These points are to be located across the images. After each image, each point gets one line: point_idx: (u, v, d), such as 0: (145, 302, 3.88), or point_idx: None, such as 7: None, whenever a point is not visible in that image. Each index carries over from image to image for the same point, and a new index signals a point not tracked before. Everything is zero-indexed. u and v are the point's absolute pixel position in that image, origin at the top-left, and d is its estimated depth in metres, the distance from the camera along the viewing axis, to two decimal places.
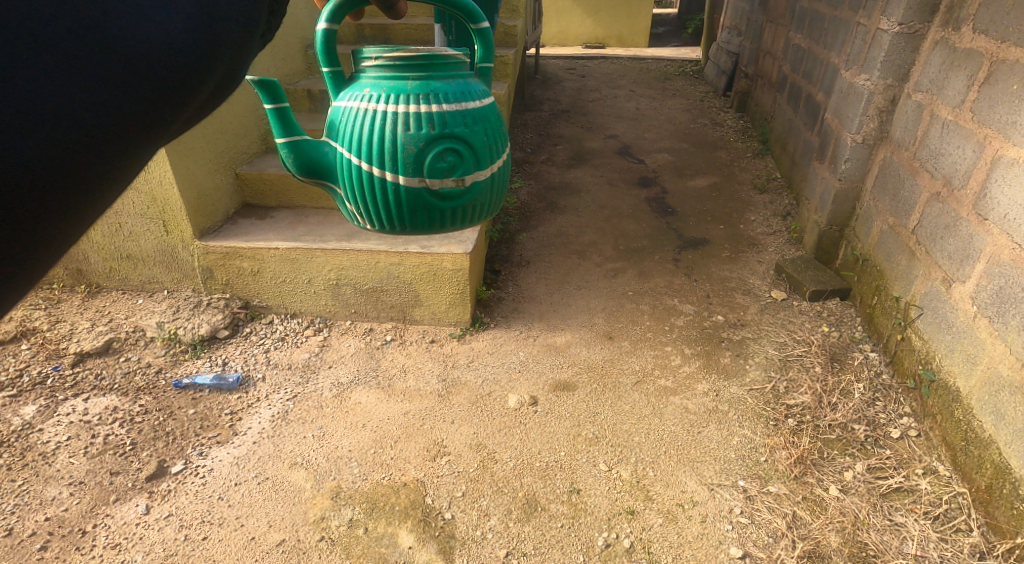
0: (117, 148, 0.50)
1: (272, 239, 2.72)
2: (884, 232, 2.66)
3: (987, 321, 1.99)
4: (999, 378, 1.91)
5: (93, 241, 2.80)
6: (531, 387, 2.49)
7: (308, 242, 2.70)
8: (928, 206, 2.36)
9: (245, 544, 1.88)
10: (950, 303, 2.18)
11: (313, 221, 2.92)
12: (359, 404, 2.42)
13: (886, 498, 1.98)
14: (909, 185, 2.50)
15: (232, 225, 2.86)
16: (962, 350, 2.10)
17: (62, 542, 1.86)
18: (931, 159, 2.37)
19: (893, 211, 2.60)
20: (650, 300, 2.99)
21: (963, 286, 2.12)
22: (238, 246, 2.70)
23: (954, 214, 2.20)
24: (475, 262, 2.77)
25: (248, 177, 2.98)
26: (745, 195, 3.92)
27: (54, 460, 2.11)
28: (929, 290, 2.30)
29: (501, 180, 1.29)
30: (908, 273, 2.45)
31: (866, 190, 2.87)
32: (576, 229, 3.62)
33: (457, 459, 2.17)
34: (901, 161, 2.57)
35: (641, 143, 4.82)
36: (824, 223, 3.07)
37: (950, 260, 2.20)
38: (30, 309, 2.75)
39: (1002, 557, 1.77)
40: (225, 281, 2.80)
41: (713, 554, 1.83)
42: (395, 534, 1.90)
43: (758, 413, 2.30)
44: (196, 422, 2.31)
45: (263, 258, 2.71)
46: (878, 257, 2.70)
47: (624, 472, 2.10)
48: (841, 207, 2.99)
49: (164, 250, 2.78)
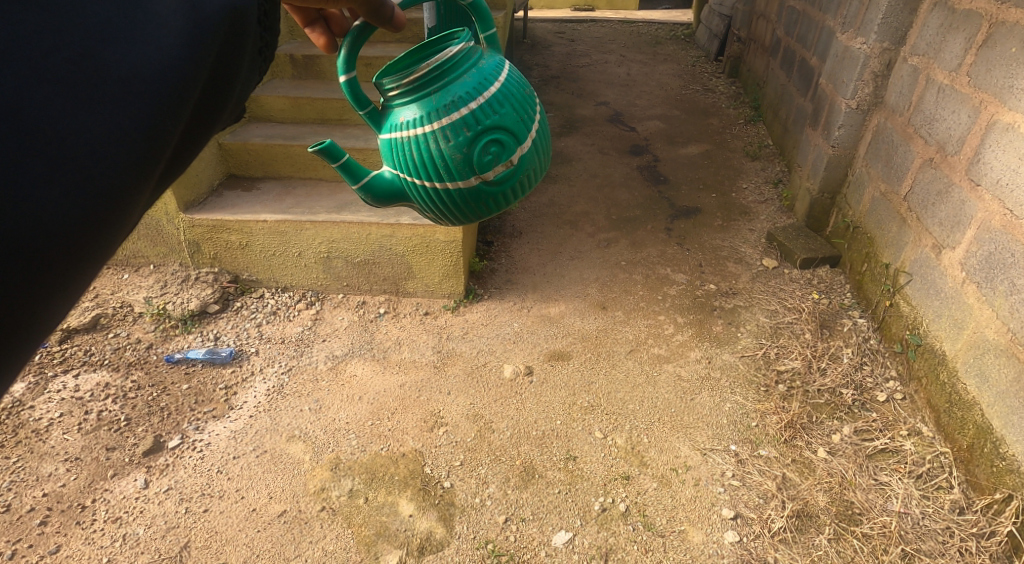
0: (124, 159, 0.58)
1: (259, 212, 2.70)
2: (876, 199, 2.68)
3: (975, 286, 2.03)
4: (985, 342, 1.96)
5: None
6: (527, 357, 2.52)
7: (297, 215, 2.68)
8: (921, 172, 2.38)
9: (246, 515, 1.92)
10: (939, 269, 2.22)
11: (302, 192, 2.89)
12: (354, 376, 2.45)
13: (872, 458, 2.05)
14: (902, 151, 2.51)
15: (218, 197, 2.84)
16: (949, 315, 2.15)
17: (62, 517, 1.89)
18: (925, 125, 2.38)
19: (885, 178, 2.62)
20: (642, 269, 3.01)
21: (953, 252, 2.16)
22: (225, 219, 2.68)
23: (945, 180, 2.23)
24: (466, 234, 2.77)
25: (231, 147, 2.96)
26: (737, 162, 3.92)
27: (48, 437, 2.12)
28: (919, 257, 2.34)
29: (545, 141, 1.20)
30: (899, 241, 2.48)
31: (858, 157, 2.89)
32: (568, 198, 3.62)
33: (454, 429, 2.21)
34: (894, 128, 2.58)
35: (633, 109, 4.79)
36: (815, 191, 3.09)
37: (940, 226, 2.24)
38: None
39: (981, 512, 1.85)
40: (213, 255, 2.78)
41: (705, 515, 1.89)
42: (396, 504, 1.95)
43: (749, 379, 2.35)
44: (191, 397, 2.33)
45: (250, 230, 2.70)
46: (869, 224, 2.72)
47: (619, 439, 2.15)
48: (833, 174, 3.01)
49: (148, 223, 2.74)
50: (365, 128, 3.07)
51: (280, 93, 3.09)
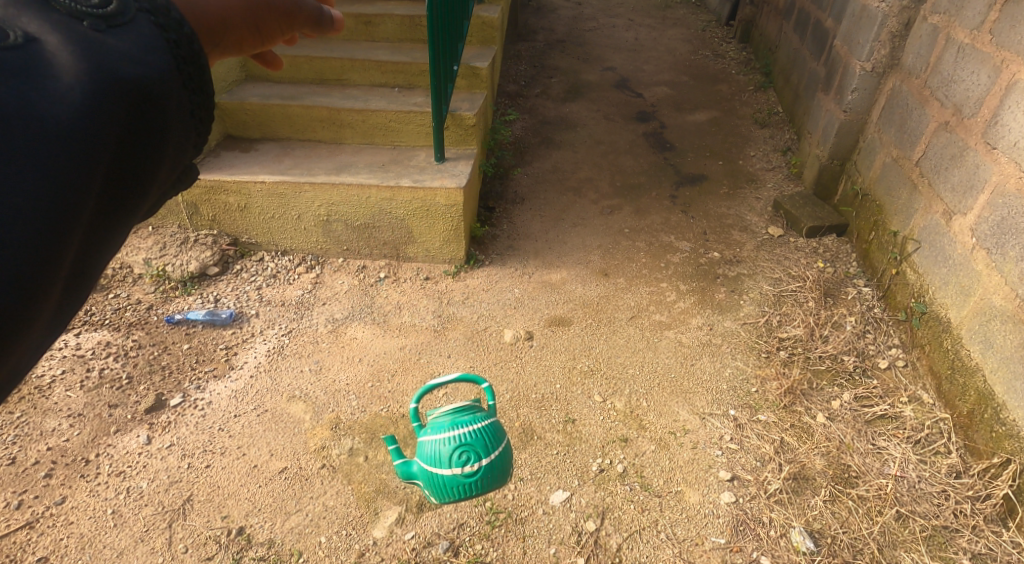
0: (7, 277, 0.56)
1: (257, 172, 2.67)
2: (887, 165, 2.65)
3: (985, 253, 2.02)
4: (992, 308, 1.96)
5: None
6: (527, 322, 2.52)
7: (296, 176, 2.65)
8: (935, 136, 2.34)
9: (248, 471, 1.95)
10: (949, 235, 2.20)
11: (301, 153, 2.85)
12: (354, 339, 2.45)
13: (871, 424, 2.06)
14: (917, 114, 2.47)
15: (215, 157, 2.79)
16: (957, 282, 2.14)
17: (67, 470, 1.92)
18: (942, 87, 2.33)
19: (898, 143, 2.58)
20: (646, 237, 2.99)
21: (963, 218, 2.14)
22: (223, 180, 2.65)
23: (961, 143, 2.20)
24: (469, 197, 2.75)
25: (227, 107, 2.89)
26: (745, 130, 3.86)
27: (51, 393, 2.13)
28: (929, 223, 2.32)
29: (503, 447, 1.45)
30: (909, 208, 2.46)
31: (872, 122, 2.85)
32: (571, 165, 3.58)
33: (454, 391, 2.22)
34: (910, 91, 2.54)
35: (640, 76, 4.70)
36: (825, 157, 3.05)
37: (952, 192, 2.21)
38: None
39: (978, 476, 1.87)
40: (212, 217, 2.75)
41: (702, 477, 1.91)
42: (395, 462, 1.98)
43: (751, 345, 2.36)
44: (192, 356, 2.34)
45: (249, 192, 2.67)
46: (878, 191, 2.69)
47: (618, 402, 2.16)
48: (845, 139, 2.97)
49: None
50: (365, 90, 3.02)
51: (276, 52, 3.03)
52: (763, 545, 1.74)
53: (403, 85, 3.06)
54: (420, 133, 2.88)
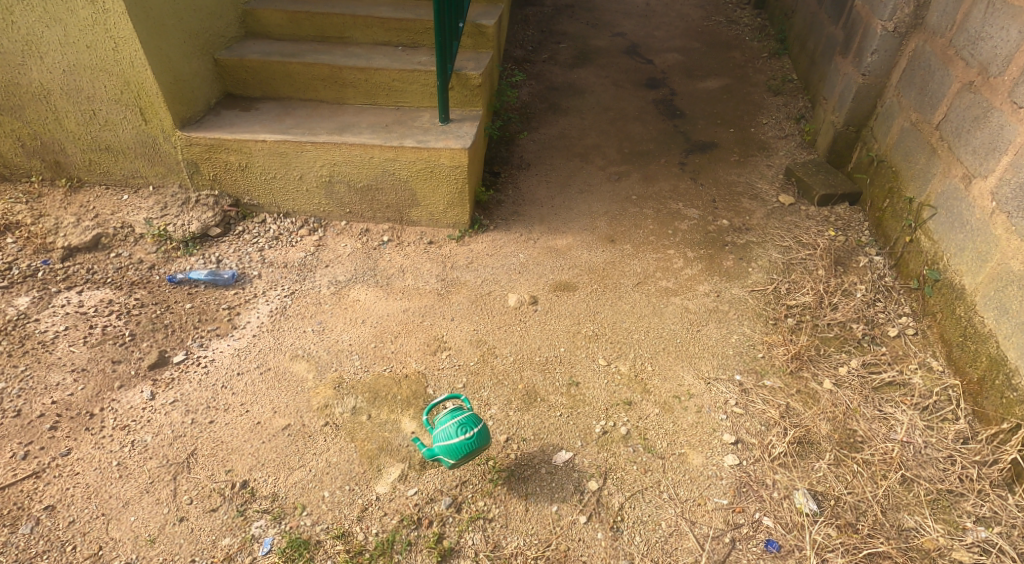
0: None
1: (258, 131, 2.62)
2: (905, 130, 2.60)
3: (1005, 216, 2.00)
4: (1009, 274, 1.96)
5: (68, 130, 2.65)
6: (531, 287, 2.51)
7: (297, 135, 2.61)
8: (958, 97, 2.30)
9: (251, 427, 1.95)
10: (968, 200, 2.18)
11: (302, 113, 2.79)
12: (358, 301, 2.44)
13: (877, 391, 2.07)
14: (939, 76, 2.41)
15: (215, 116, 2.74)
16: (973, 248, 2.13)
17: (72, 423, 1.93)
18: (968, 46, 2.28)
19: (918, 107, 2.53)
20: (654, 204, 2.95)
21: (984, 182, 2.12)
22: (223, 138, 2.59)
23: (985, 104, 2.16)
24: (474, 158, 2.70)
25: (227, 64, 2.82)
26: (758, 97, 3.79)
27: (54, 348, 2.13)
28: (946, 188, 2.29)
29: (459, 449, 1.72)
30: (926, 173, 2.42)
31: (891, 86, 2.78)
32: (579, 131, 3.53)
33: (457, 353, 2.22)
34: (933, 51, 2.48)
35: (651, 41, 4.59)
36: (840, 123, 3.00)
37: (973, 154, 2.18)
38: (10, 202, 2.65)
39: (986, 441, 1.89)
40: (212, 177, 2.71)
41: (707, 440, 1.92)
42: (398, 421, 1.98)
43: (758, 312, 2.35)
44: (194, 315, 2.33)
45: (250, 150, 2.62)
46: (894, 157, 2.65)
47: (622, 366, 2.16)
48: (862, 103, 2.91)
49: (144, 141, 2.65)
50: (367, 48, 2.94)
51: (278, 7, 2.95)
52: (765, 507, 1.77)
53: (407, 43, 2.98)
54: (424, 93, 2.81)
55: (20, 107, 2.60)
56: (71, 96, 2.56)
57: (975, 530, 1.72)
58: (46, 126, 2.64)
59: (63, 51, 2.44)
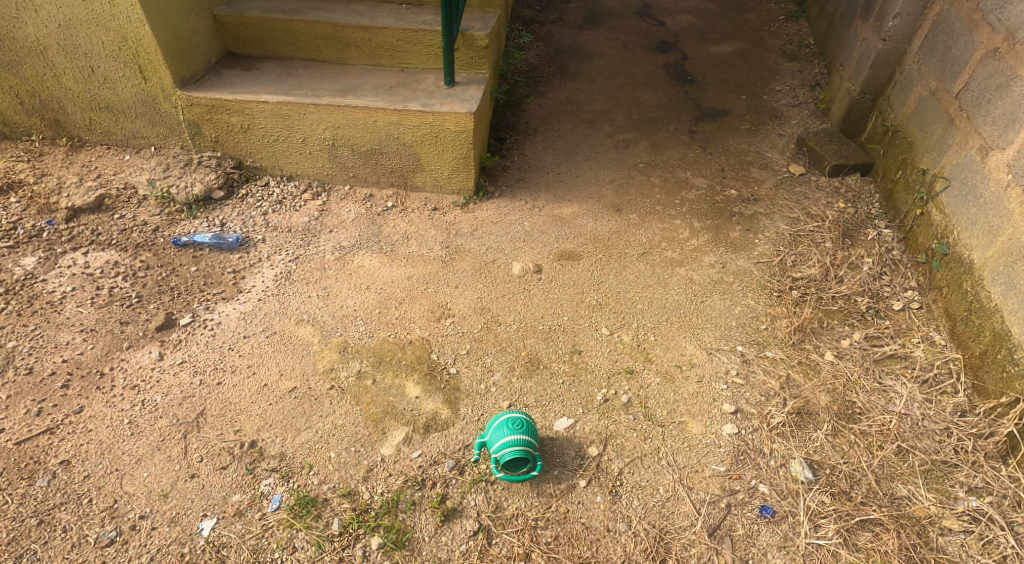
0: None
1: (260, 92, 2.60)
2: (924, 99, 2.57)
3: (1021, 190, 2.00)
4: (1019, 248, 1.96)
5: (67, 87, 2.63)
6: (536, 255, 2.52)
7: (300, 97, 2.58)
8: (981, 65, 2.26)
9: (258, 389, 1.99)
10: (983, 172, 2.17)
11: (304, 74, 2.77)
12: (362, 267, 2.46)
13: (879, 363, 2.09)
14: (963, 41, 2.37)
15: (215, 75, 2.71)
16: (985, 222, 2.12)
17: (83, 382, 1.97)
18: (995, 11, 2.22)
19: (939, 75, 2.49)
20: (661, 173, 2.94)
21: (1001, 154, 2.10)
22: (224, 99, 2.58)
23: (1009, 72, 2.13)
24: (479, 124, 2.68)
25: (227, 21, 2.78)
26: (772, 63, 3.72)
27: (62, 308, 2.16)
28: (962, 160, 2.28)
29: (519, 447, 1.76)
30: (942, 144, 2.40)
31: (911, 53, 2.74)
32: (587, 96, 3.49)
33: (461, 321, 2.25)
34: (958, 16, 2.43)
35: (664, 3, 4.49)
36: (856, 91, 2.96)
37: (992, 125, 2.16)
38: (12, 161, 2.65)
39: (983, 414, 1.92)
40: (214, 138, 2.70)
41: (706, 410, 1.96)
42: (403, 386, 2.02)
43: (763, 284, 2.36)
44: (200, 278, 2.35)
45: (252, 112, 2.60)
46: (910, 127, 2.62)
47: (625, 336, 2.19)
48: (880, 70, 2.87)
49: (144, 100, 2.63)
50: (370, 6, 2.89)
51: None
52: (762, 475, 1.81)
53: (412, 2, 2.92)
54: (428, 53, 2.78)
55: (17, 63, 2.58)
56: (69, 52, 2.53)
57: (967, 499, 1.76)
58: (45, 84, 2.63)
59: (59, 5, 2.41)
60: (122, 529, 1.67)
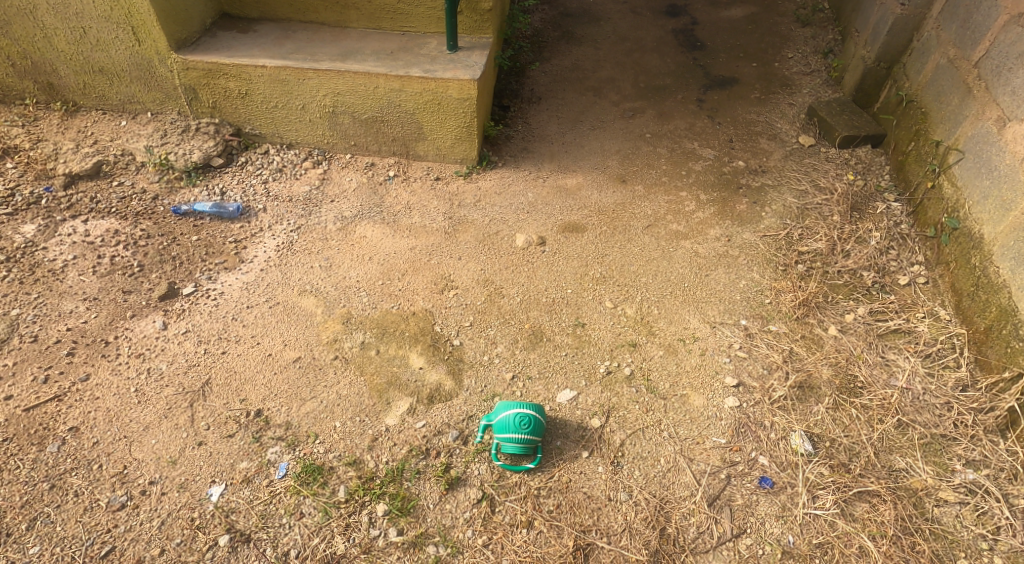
0: None
1: (258, 56, 2.56)
2: (941, 68, 2.53)
3: None
4: None
5: (59, 49, 2.60)
6: (540, 227, 2.51)
7: (299, 62, 2.55)
8: (1003, 33, 2.22)
9: (263, 359, 2.01)
10: (999, 145, 2.15)
11: (303, 37, 2.72)
12: (365, 237, 2.45)
13: (882, 338, 2.10)
14: (986, 8, 2.32)
15: (211, 38, 2.67)
16: (998, 196, 2.11)
17: (88, 350, 1.99)
18: None
19: (958, 43, 2.45)
20: (668, 143, 2.91)
21: (1018, 126, 2.08)
22: (222, 63, 2.54)
23: None
24: (483, 91, 2.65)
25: None
26: (784, 29, 3.65)
27: (64, 277, 2.17)
28: (978, 132, 2.25)
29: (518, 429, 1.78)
30: (958, 115, 2.37)
31: (930, 19, 2.68)
32: (593, 63, 3.43)
33: (465, 292, 2.25)
34: None
35: None
36: (871, 59, 2.91)
37: (1011, 97, 2.13)
38: (7, 125, 2.63)
39: (985, 389, 1.93)
40: (212, 104, 2.68)
41: (709, 383, 1.98)
42: (407, 356, 2.04)
43: (768, 258, 2.36)
44: (201, 248, 2.35)
45: (250, 77, 2.57)
46: (926, 97, 2.59)
47: (629, 309, 2.20)
48: (895, 37, 2.82)
49: (139, 63, 2.60)
50: None
51: None
52: (762, 446, 1.84)
53: None
54: (430, 17, 2.72)
55: (8, 23, 2.54)
56: (60, 12, 2.49)
57: (964, 472, 1.79)
58: (37, 45, 2.59)
59: None
60: (132, 494, 1.70)
